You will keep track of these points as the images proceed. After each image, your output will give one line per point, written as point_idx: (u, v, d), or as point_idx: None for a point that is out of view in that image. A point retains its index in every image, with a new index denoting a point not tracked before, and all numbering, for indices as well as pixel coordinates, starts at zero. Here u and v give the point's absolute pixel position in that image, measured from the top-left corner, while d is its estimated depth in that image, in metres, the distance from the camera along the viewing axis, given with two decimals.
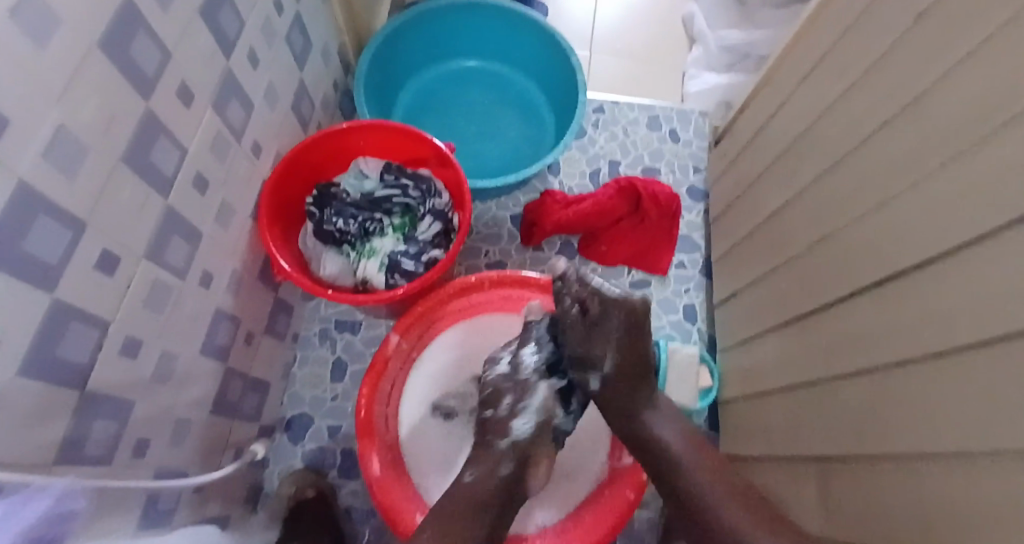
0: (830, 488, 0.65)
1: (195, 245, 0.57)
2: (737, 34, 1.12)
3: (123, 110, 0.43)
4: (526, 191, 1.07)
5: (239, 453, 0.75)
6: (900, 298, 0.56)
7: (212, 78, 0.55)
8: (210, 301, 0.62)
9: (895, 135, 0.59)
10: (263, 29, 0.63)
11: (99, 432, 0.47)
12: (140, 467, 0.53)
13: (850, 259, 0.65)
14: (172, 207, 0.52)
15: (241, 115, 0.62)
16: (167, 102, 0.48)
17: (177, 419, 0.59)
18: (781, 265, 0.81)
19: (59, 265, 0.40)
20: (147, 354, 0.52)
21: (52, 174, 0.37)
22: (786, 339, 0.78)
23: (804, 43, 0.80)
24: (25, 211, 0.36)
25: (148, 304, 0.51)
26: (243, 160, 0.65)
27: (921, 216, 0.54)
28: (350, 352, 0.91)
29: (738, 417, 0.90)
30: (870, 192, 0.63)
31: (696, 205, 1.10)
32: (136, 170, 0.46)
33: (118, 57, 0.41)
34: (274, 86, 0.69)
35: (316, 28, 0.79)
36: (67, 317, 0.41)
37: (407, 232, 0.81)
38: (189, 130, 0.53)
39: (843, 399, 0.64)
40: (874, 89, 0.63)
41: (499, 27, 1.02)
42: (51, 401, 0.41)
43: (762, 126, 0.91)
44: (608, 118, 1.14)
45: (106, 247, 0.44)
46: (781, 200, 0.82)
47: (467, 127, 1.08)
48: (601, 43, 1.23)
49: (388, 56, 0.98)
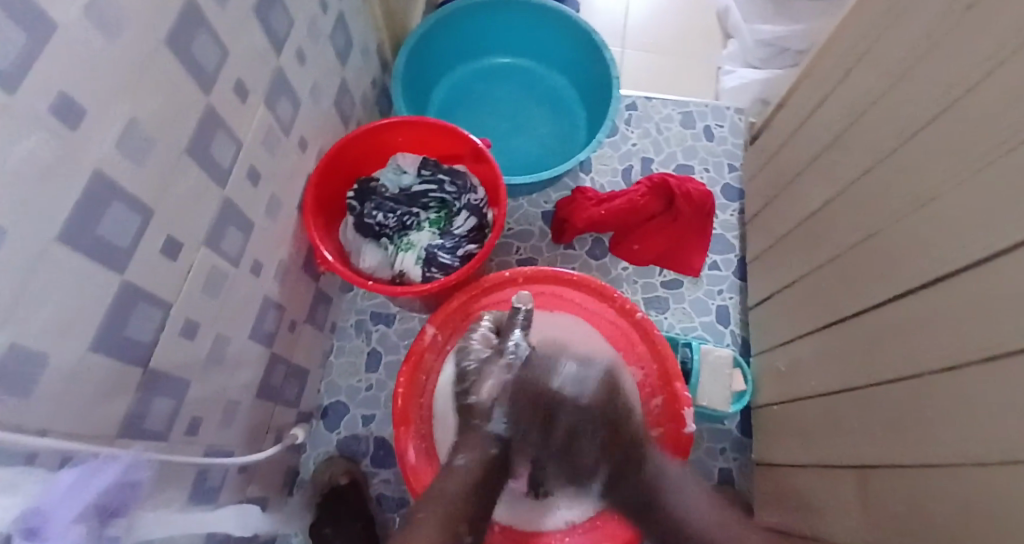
0: (871, 490, 0.64)
1: (247, 235, 0.60)
2: (772, 29, 1.11)
3: (186, 105, 0.46)
4: (558, 189, 1.08)
5: (279, 437, 0.78)
6: (947, 296, 0.55)
7: (264, 75, 0.57)
8: (259, 290, 0.65)
9: (942, 130, 0.58)
10: (310, 28, 0.66)
11: (158, 409, 0.49)
12: (192, 445, 0.56)
13: (894, 257, 0.64)
14: (227, 198, 0.54)
15: (289, 111, 0.65)
16: (224, 98, 0.51)
17: (227, 401, 0.62)
18: (822, 265, 0.80)
19: (129, 249, 0.42)
20: (203, 338, 0.54)
21: (123, 162, 0.40)
22: (825, 339, 0.77)
23: (845, 37, 0.79)
24: (99, 197, 0.38)
25: (205, 290, 0.53)
26: (290, 155, 0.67)
27: (971, 213, 0.53)
28: (385, 344, 0.94)
29: (773, 419, 0.89)
30: (917, 189, 0.61)
31: (730, 204, 1.09)
32: (197, 162, 0.49)
33: (183, 54, 0.44)
34: (319, 83, 0.71)
35: (357, 27, 0.82)
36: (134, 298, 0.44)
37: (443, 226, 0.83)
38: (243, 125, 0.55)
39: (886, 400, 0.63)
40: (919, 83, 0.62)
41: (533, 24, 1.03)
42: (118, 377, 0.44)
43: (801, 123, 0.90)
44: (641, 116, 1.14)
45: (170, 234, 0.47)
46: (823, 199, 0.81)
47: (500, 125, 1.09)
48: (634, 41, 1.23)
49: (425, 55, 1.00)
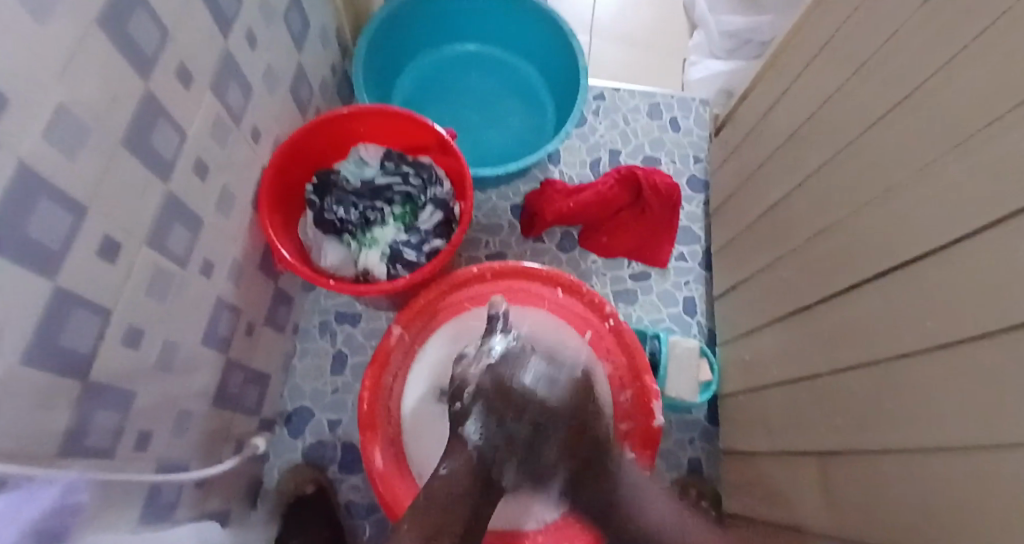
0: (836, 479, 0.65)
1: (196, 232, 0.55)
2: (738, 20, 1.09)
3: (122, 91, 0.41)
4: (526, 181, 1.06)
5: (239, 446, 0.74)
6: (907, 289, 0.56)
7: (211, 60, 0.53)
8: (212, 292, 0.60)
9: (900, 122, 0.59)
10: (261, 9, 0.61)
11: (101, 424, 0.45)
12: (142, 460, 0.52)
13: (855, 250, 0.65)
14: (172, 192, 0.50)
15: (240, 99, 0.60)
16: (166, 82, 0.47)
17: (180, 411, 0.58)
18: (783, 256, 0.81)
19: (61, 250, 0.38)
20: (149, 344, 0.50)
21: (52, 154, 0.36)
22: (789, 329, 0.78)
23: (808, 32, 0.80)
24: (25, 194, 0.34)
25: (149, 294, 0.49)
26: (242, 147, 0.63)
27: (929, 205, 0.54)
28: (350, 343, 0.90)
29: (738, 408, 0.91)
30: (877, 181, 0.62)
31: (697, 195, 1.10)
32: (136, 154, 0.44)
33: (118, 35, 0.40)
34: (273, 69, 0.67)
35: (314, 11, 0.77)
36: (69, 305, 0.40)
37: (408, 222, 0.80)
38: (188, 112, 0.51)
39: (848, 390, 0.65)
40: (879, 78, 0.63)
41: (498, 10, 1.01)
42: (52, 393, 0.39)
43: (764, 116, 0.90)
44: (608, 107, 1.13)
45: (108, 233, 0.43)
46: (783, 192, 0.82)
47: (466, 115, 1.06)
48: (601, 32, 1.22)
49: (386, 41, 0.96)
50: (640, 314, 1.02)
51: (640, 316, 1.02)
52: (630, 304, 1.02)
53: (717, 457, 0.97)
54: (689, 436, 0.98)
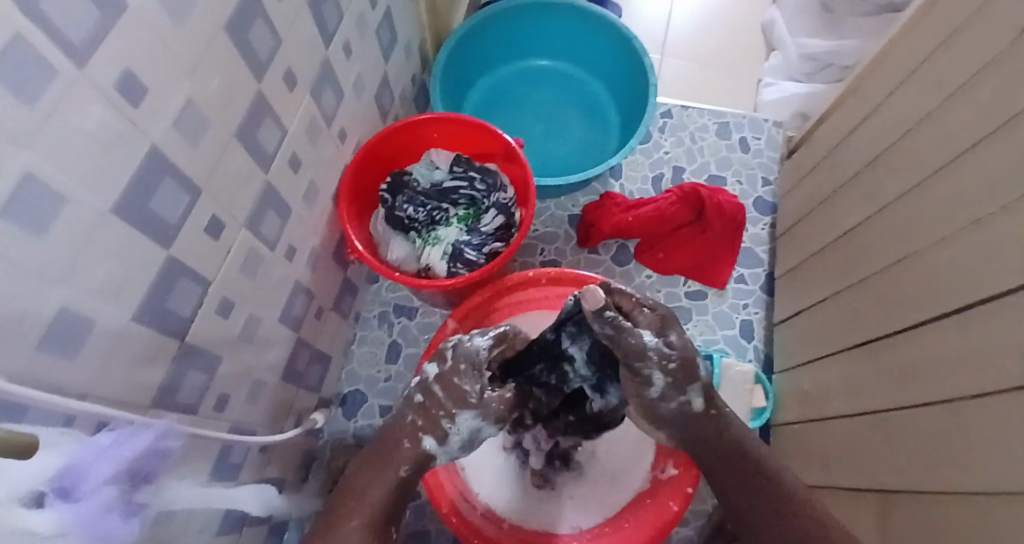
0: (894, 521, 0.63)
1: (284, 219, 0.61)
2: (819, 42, 1.09)
3: (238, 91, 0.47)
4: (587, 193, 1.08)
5: (300, 419, 0.79)
6: (986, 327, 0.54)
7: (312, 66, 0.59)
8: (291, 275, 0.66)
9: (989, 154, 0.57)
10: (358, 22, 0.67)
11: (190, 384, 0.51)
12: (219, 421, 0.58)
13: (931, 284, 0.63)
14: (269, 183, 0.56)
15: (332, 102, 0.66)
16: (274, 85, 0.52)
17: (254, 381, 0.63)
18: (855, 286, 0.78)
19: (177, 225, 0.44)
20: (236, 317, 0.56)
21: (178, 141, 0.41)
22: (855, 361, 0.76)
23: (897, 57, 0.77)
24: (152, 174, 0.40)
25: (241, 271, 0.55)
26: (330, 145, 0.69)
27: (1016, 241, 0.51)
28: (406, 335, 0.95)
29: (794, 439, 0.88)
30: (963, 215, 0.59)
31: (762, 218, 1.07)
32: (244, 146, 0.50)
33: (239, 41, 0.45)
34: (362, 76, 0.73)
35: (402, 23, 0.83)
36: (177, 274, 0.45)
37: (471, 223, 0.84)
38: (289, 112, 0.56)
39: (914, 429, 0.62)
40: (970, 107, 0.61)
41: (574, 26, 1.03)
42: (155, 350, 0.45)
43: (843, 142, 0.88)
44: (676, 124, 1.13)
45: (214, 215, 0.48)
46: (860, 218, 0.79)
47: (534, 127, 1.09)
48: (674, 50, 1.22)
49: (464, 53, 1.01)
50: (693, 333, 1.00)
51: (693, 335, 1.00)
52: (684, 322, 1.01)
53: None
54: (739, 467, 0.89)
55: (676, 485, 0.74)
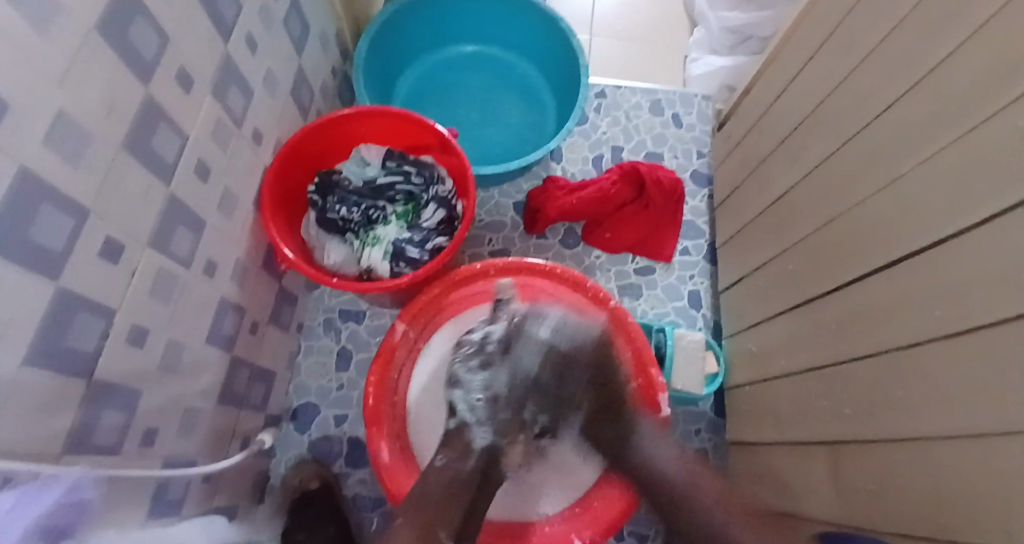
0: (844, 472, 0.65)
1: (199, 233, 0.56)
2: (738, 15, 1.07)
3: (122, 97, 0.42)
4: (529, 178, 1.07)
5: (247, 442, 0.75)
6: (913, 280, 0.56)
7: (211, 65, 0.54)
8: (216, 291, 0.62)
9: (905, 110, 0.59)
10: (261, 14, 0.62)
11: (107, 422, 0.46)
12: (150, 457, 0.53)
13: (857, 244, 0.65)
14: (174, 196, 0.51)
15: (241, 102, 0.61)
16: (166, 88, 0.48)
17: (185, 409, 0.59)
18: (788, 250, 0.81)
19: (64, 253, 0.39)
20: (153, 345, 0.51)
21: (53, 158, 0.37)
22: (796, 323, 0.78)
23: (811, 25, 0.79)
24: (27, 199, 0.35)
25: (154, 293, 0.50)
26: (244, 149, 0.64)
27: (937, 198, 0.53)
28: (355, 341, 0.91)
29: (743, 401, 0.90)
30: (884, 173, 0.61)
31: (700, 190, 1.09)
32: (137, 158, 0.45)
33: (118, 41, 0.41)
34: (273, 72, 0.68)
35: (314, 14, 0.78)
36: (73, 306, 0.41)
37: (410, 220, 0.81)
38: (188, 116, 0.52)
39: (855, 383, 0.64)
40: (880, 69, 0.63)
41: (500, 9, 1.01)
42: (59, 393, 0.40)
43: (767, 112, 0.90)
44: (610, 103, 1.13)
45: (111, 236, 0.44)
46: (789, 184, 0.81)
47: (468, 115, 1.07)
48: (603, 29, 1.22)
49: (387, 43, 0.97)
50: (645, 308, 1.01)
51: (645, 310, 1.01)
52: (635, 298, 1.02)
53: (724, 450, 0.97)
54: (696, 428, 0.98)
55: None
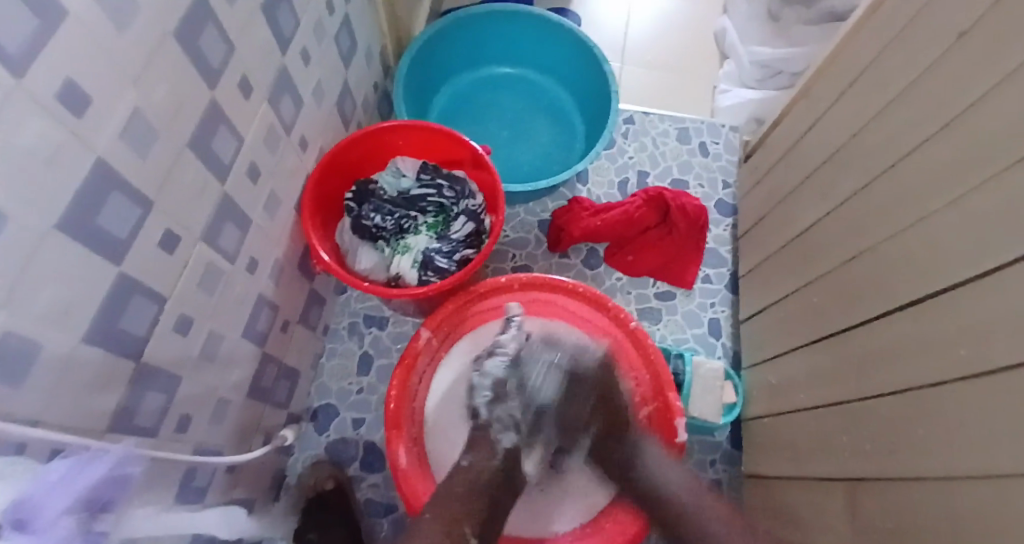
0: (859, 508, 0.65)
1: (244, 231, 0.59)
2: (769, 50, 1.14)
3: (189, 98, 0.45)
4: (555, 198, 1.09)
5: (268, 438, 0.77)
6: (937, 315, 0.56)
7: (269, 74, 0.57)
8: (254, 288, 0.64)
9: (934, 149, 0.60)
10: (315, 28, 0.66)
11: (149, 405, 0.48)
12: (182, 443, 0.55)
13: (882, 279, 0.66)
14: (226, 194, 0.54)
15: (292, 110, 0.65)
16: (228, 92, 0.51)
17: (217, 400, 0.60)
18: (812, 281, 0.81)
19: (127, 239, 0.42)
20: (196, 334, 0.53)
21: (125, 150, 0.39)
22: (816, 354, 0.78)
23: (843, 64, 0.81)
24: (99, 186, 0.38)
25: (201, 285, 0.53)
26: (291, 154, 0.67)
27: (966, 234, 0.54)
28: (377, 346, 0.93)
29: (762, 432, 0.90)
30: (913, 208, 0.62)
31: (724, 219, 1.10)
32: (197, 156, 0.48)
33: (189, 46, 0.44)
34: (322, 84, 0.72)
35: (362, 31, 0.82)
36: (129, 291, 0.43)
37: (440, 231, 0.83)
38: (246, 119, 0.55)
39: (877, 418, 0.64)
40: (913, 106, 0.64)
41: (536, 34, 1.04)
42: (109, 373, 0.43)
43: (795, 145, 0.91)
44: (638, 129, 1.15)
45: (168, 228, 0.46)
46: (815, 217, 0.82)
47: (500, 133, 1.10)
48: (634, 58, 1.25)
49: (427, 61, 1.01)
50: (664, 333, 1.02)
51: (663, 334, 1.02)
52: (654, 322, 1.02)
53: (739, 482, 0.96)
54: (710, 457, 0.97)
55: None
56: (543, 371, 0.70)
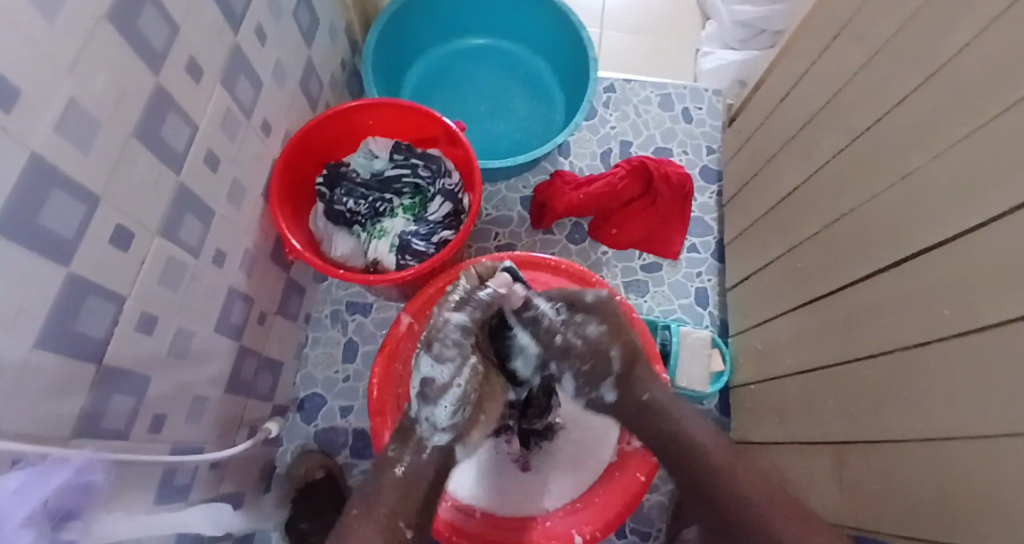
0: (847, 470, 0.65)
1: (208, 223, 0.57)
2: (750, 9, 1.07)
3: (132, 85, 0.43)
4: (537, 173, 1.07)
5: (253, 431, 0.76)
6: (920, 276, 0.55)
7: (221, 55, 0.55)
8: (224, 281, 0.62)
9: (916, 104, 0.58)
10: (270, 5, 0.63)
11: (117, 407, 0.47)
12: (157, 442, 0.54)
13: (866, 241, 0.64)
14: (184, 185, 0.52)
15: (250, 93, 0.62)
16: (176, 77, 0.48)
17: (193, 397, 0.59)
18: (797, 245, 0.80)
19: (75, 239, 0.40)
20: (162, 331, 0.52)
21: (64, 146, 0.37)
22: (802, 320, 0.77)
23: (823, 18, 0.78)
24: (38, 185, 0.36)
25: (164, 281, 0.51)
26: (253, 140, 0.65)
27: (949, 190, 0.52)
28: (361, 332, 0.92)
29: (750, 399, 0.90)
30: (895, 167, 0.60)
31: (709, 186, 1.08)
32: (147, 147, 0.46)
33: (128, 30, 0.41)
34: (283, 64, 0.69)
35: (323, 6, 0.78)
36: (83, 292, 0.41)
37: (416, 212, 0.81)
38: (198, 105, 0.52)
39: (861, 382, 0.63)
40: (894, 59, 0.62)
41: (508, 1, 1.00)
42: (70, 377, 0.41)
43: (778, 106, 0.89)
44: (619, 98, 1.12)
45: (121, 224, 0.44)
46: (799, 180, 0.81)
47: (477, 108, 1.07)
48: (612, 23, 1.21)
49: (397, 35, 0.97)
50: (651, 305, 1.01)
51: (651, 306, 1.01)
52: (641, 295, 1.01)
53: None
54: None
55: (642, 454, 0.73)
56: (442, 412, 0.57)
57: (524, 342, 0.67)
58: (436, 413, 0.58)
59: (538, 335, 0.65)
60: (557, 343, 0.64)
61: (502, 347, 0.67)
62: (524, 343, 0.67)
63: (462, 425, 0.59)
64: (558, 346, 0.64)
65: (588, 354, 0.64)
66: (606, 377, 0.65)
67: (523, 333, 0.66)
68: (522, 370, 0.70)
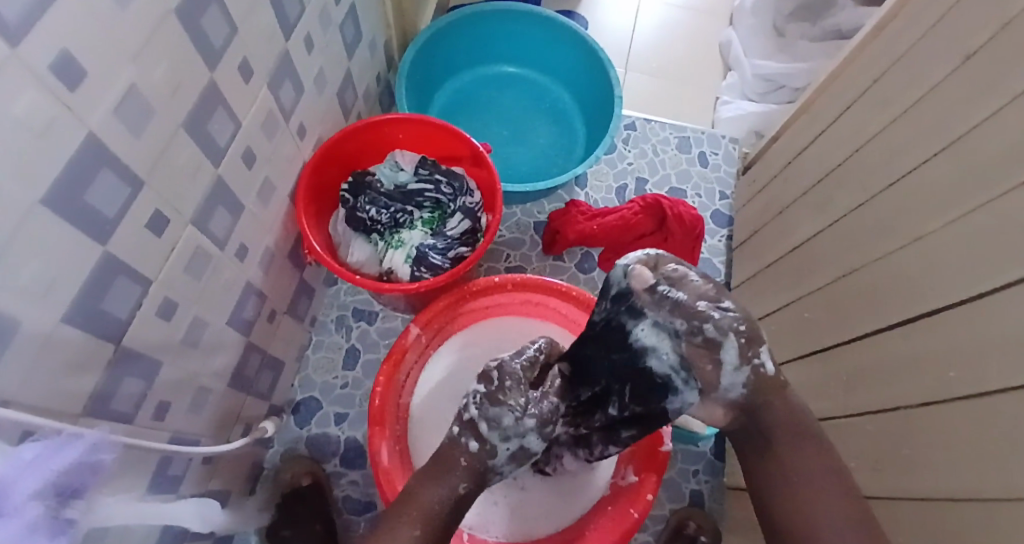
0: None
1: (236, 217, 0.58)
2: (773, 64, 1.13)
3: (188, 77, 0.44)
4: (553, 200, 1.08)
5: (248, 429, 0.75)
6: (928, 338, 0.56)
7: (271, 58, 0.56)
8: (242, 275, 0.63)
9: (933, 171, 0.60)
10: (321, 15, 0.65)
11: (126, 390, 0.47)
12: (158, 430, 0.54)
13: (875, 297, 0.66)
14: (220, 178, 0.53)
15: (291, 96, 0.64)
16: (228, 75, 0.50)
17: (197, 388, 0.59)
18: (805, 296, 0.81)
19: (115, 220, 0.41)
20: (179, 319, 0.52)
21: (118, 129, 0.38)
22: (806, 370, 0.78)
23: (847, 81, 0.81)
24: (90, 163, 0.37)
25: (187, 269, 0.52)
26: (288, 142, 0.66)
27: (963, 256, 0.53)
28: (365, 340, 0.92)
29: None
30: (909, 229, 0.62)
31: (720, 230, 1.10)
32: (192, 138, 0.47)
33: (191, 26, 0.43)
34: (324, 72, 0.70)
35: (367, 21, 0.81)
36: (113, 272, 0.42)
37: (435, 227, 0.82)
38: (244, 103, 0.54)
39: (862, 436, 0.64)
40: (915, 127, 0.64)
41: (542, 34, 1.04)
42: (89, 354, 0.41)
43: (795, 159, 0.91)
44: (639, 136, 1.15)
45: (158, 209, 0.45)
46: (810, 233, 0.83)
47: (501, 132, 1.09)
48: (637, 64, 1.25)
49: (432, 55, 1.00)
50: None
51: None
52: None
53: (721, 494, 0.91)
54: (694, 467, 0.93)
55: (637, 491, 0.72)
56: (502, 452, 0.57)
57: (648, 339, 0.57)
58: (494, 451, 0.57)
59: (663, 321, 0.55)
60: (701, 330, 0.54)
61: (627, 352, 0.60)
62: (653, 341, 0.57)
63: (524, 453, 0.58)
64: (699, 331, 0.54)
65: (723, 335, 0.53)
66: (721, 343, 0.54)
67: (648, 329, 0.57)
68: (661, 369, 0.58)
